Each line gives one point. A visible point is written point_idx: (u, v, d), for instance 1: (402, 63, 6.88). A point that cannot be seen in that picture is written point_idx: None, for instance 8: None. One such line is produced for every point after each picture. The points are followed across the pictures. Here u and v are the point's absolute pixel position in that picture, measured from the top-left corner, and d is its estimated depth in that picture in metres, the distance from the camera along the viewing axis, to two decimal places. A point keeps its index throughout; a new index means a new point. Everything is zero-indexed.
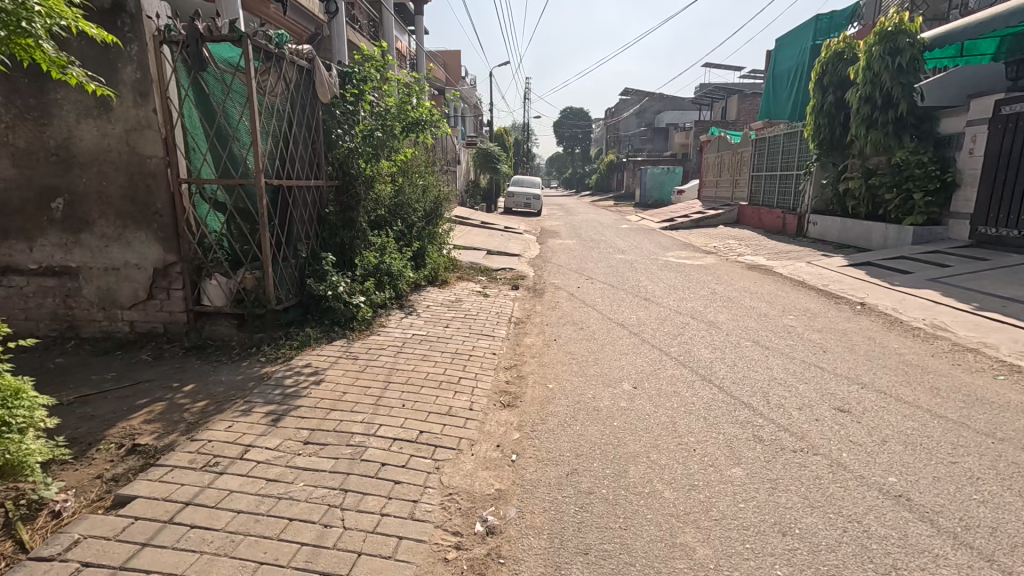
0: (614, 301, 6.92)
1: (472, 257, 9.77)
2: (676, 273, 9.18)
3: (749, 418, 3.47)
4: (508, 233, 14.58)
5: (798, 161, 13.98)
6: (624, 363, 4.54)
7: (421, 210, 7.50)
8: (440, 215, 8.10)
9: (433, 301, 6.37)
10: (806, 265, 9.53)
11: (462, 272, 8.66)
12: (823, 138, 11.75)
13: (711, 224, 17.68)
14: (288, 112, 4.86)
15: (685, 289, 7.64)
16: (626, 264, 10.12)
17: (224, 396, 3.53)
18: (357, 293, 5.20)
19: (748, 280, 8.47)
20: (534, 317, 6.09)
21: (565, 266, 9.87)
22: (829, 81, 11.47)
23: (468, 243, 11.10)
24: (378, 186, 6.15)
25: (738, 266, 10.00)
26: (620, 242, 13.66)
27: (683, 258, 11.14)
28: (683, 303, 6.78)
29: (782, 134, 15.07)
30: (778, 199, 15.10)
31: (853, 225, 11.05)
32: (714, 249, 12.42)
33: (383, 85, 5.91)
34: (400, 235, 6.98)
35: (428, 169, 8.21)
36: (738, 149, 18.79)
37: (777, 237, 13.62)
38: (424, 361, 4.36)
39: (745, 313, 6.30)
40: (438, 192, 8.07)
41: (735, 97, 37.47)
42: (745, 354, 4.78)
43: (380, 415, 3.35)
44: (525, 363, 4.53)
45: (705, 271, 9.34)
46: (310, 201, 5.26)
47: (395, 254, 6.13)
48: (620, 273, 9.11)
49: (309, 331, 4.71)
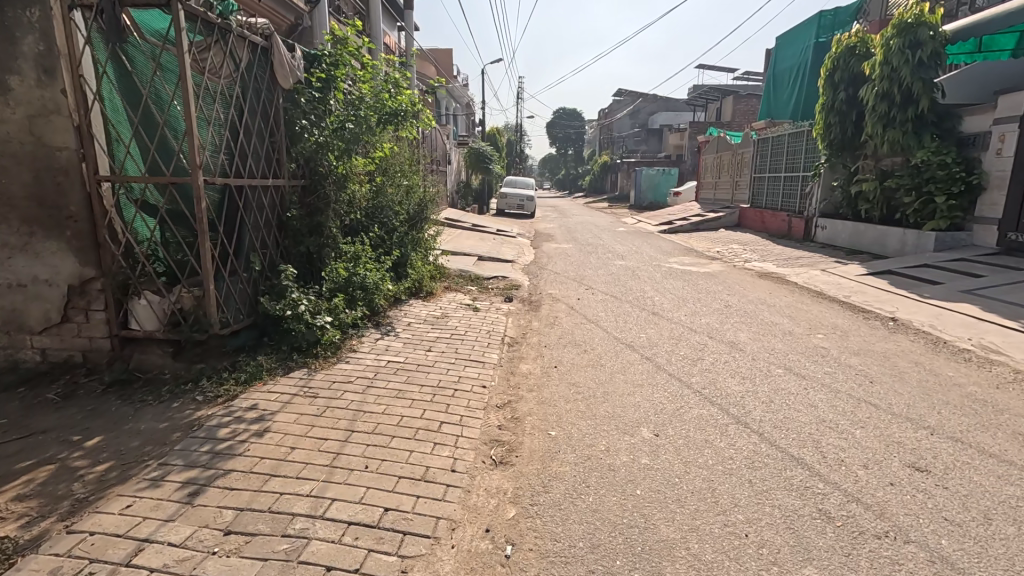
0: (619, 315, 6.20)
1: (462, 264, 9.01)
2: (682, 282, 8.47)
3: (806, 482, 2.74)
4: (501, 236, 13.83)
5: (804, 163, 13.36)
6: (639, 399, 3.80)
7: (403, 213, 6.71)
8: (425, 219, 7.32)
9: (414, 318, 5.60)
10: (822, 273, 8.87)
11: (450, 281, 7.90)
12: (834, 137, 11.10)
13: (711, 227, 17.02)
14: (237, 97, 4.05)
15: (697, 302, 6.93)
16: (627, 271, 9.41)
17: (134, 457, 2.73)
18: (323, 312, 4.42)
19: (763, 290, 7.78)
20: (531, 337, 5.34)
21: (563, 274, 9.13)
22: (840, 77, 10.83)
23: (457, 248, 10.34)
24: (352, 187, 5.37)
25: (748, 274, 9.32)
26: (619, 247, 12.94)
27: (688, 264, 10.45)
28: (697, 319, 6.06)
29: (787, 134, 14.44)
30: (782, 202, 14.49)
31: (866, 230, 10.42)
32: (719, 255, 11.73)
33: (357, 70, 5.12)
34: (378, 242, 6.21)
35: (411, 167, 7.44)
36: (739, 150, 18.17)
37: (783, 242, 12.98)
38: (398, 400, 3.59)
39: (768, 332, 5.59)
40: (423, 193, 7.30)
41: (730, 98, 37.03)
42: (780, 386, 4.06)
43: (334, 484, 2.57)
44: (520, 400, 3.78)
45: (714, 280, 8.63)
46: (268, 204, 4.46)
47: (371, 265, 5.36)
48: (622, 282, 8.39)
49: (261, 360, 3.92)
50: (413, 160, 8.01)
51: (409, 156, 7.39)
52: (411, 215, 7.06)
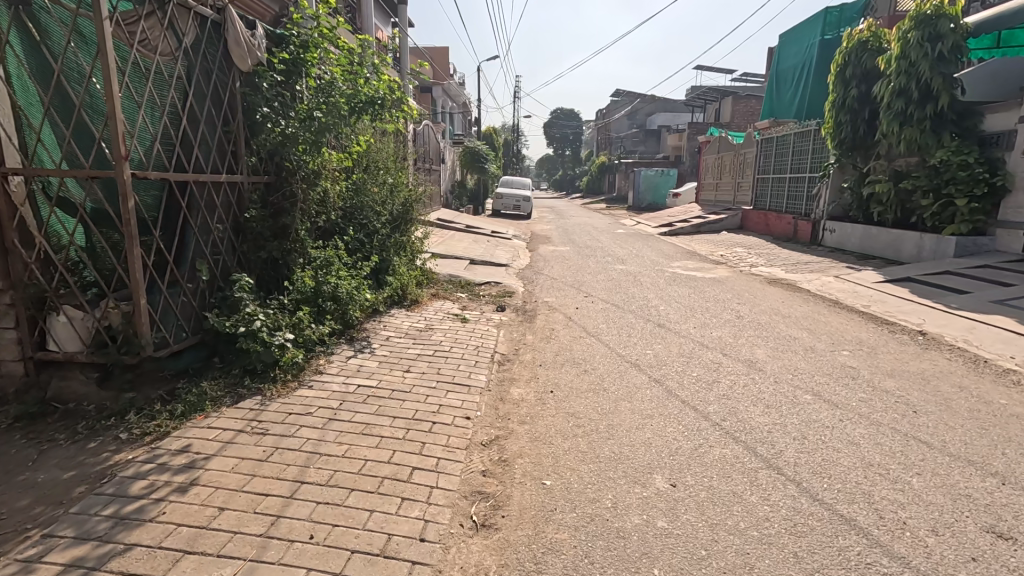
0: (621, 328, 5.63)
1: (453, 268, 8.45)
2: (687, 288, 7.94)
3: (865, 556, 2.18)
4: (496, 238, 13.30)
5: (811, 163, 12.85)
6: (649, 436, 3.23)
7: (384, 215, 6.12)
8: (411, 221, 6.74)
9: (394, 331, 5.03)
10: (836, 280, 8.34)
11: (439, 287, 7.33)
12: (844, 136, 10.60)
13: (713, 229, 16.49)
14: (182, 79, 3.45)
15: (706, 313, 6.37)
16: (628, 276, 8.87)
17: (13, 527, 2.15)
18: (283, 328, 3.84)
19: (774, 299, 7.25)
20: (525, 354, 4.76)
21: (560, 279, 8.57)
22: (851, 73, 10.32)
23: (448, 251, 9.78)
24: (324, 186, 4.80)
25: (756, 280, 8.80)
26: (618, 250, 12.38)
27: (692, 268, 9.94)
28: (707, 333, 5.50)
29: (793, 134, 13.93)
30: (787, 204, 13.99)
31: (879, 234, 9.91)
32: (723, 259, 11.20)
33: (329, 52, 4.54)
34: (356, 247, 5.62)
35: (397, 165, 6.87)
36: (742, 151, 17.67)
37: (789, 245, 12.46)
38: (364, 437, 3.01)
39: (786, 348, 5.03)
40: (409, 192, 6.72)
41: (729, 98, 36.59)
42: (811, 418, 3.50)
43: (265, 565, 2.00)
44: (510, 436, 3.20)
45: (721, 287, 8.07)
46: (221, 204, 3.87)
47: (345, 272, 4.79)
48: (623, 288, 7.86)
49: (204, 387, 3.34)
50: (400, 157, 7.45)
51: (395, 153, 6.81)
52: (395, 216, 6.47)
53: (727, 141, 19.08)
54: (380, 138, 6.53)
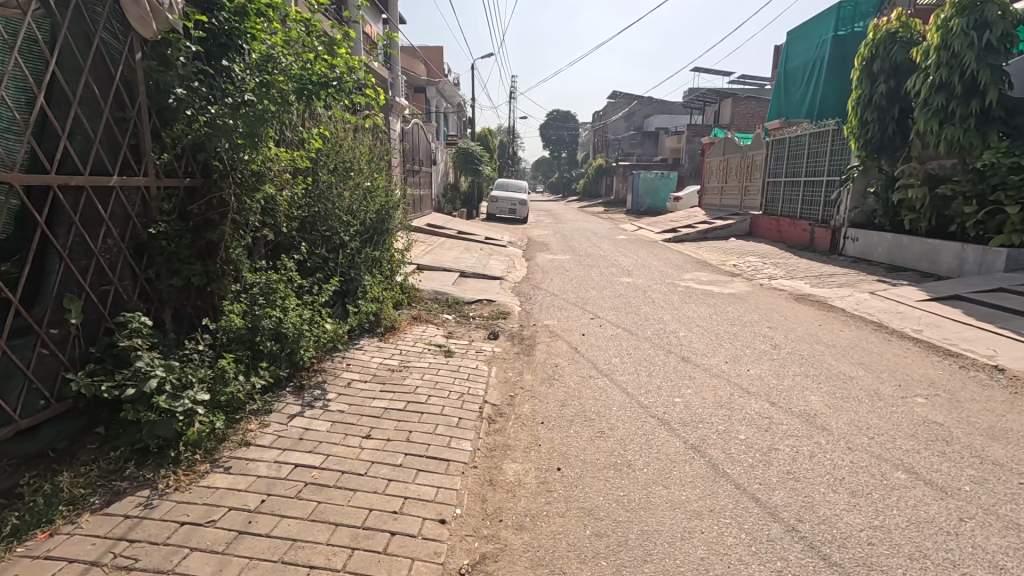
0: (639, 364, 4.64)
1: (439, 283, 7.46)
2: (706, 308, 6.97)
3: None
4: (488, 246, 12.28)
5: (829, 166, 11.94)
6: (703, 556, 2.23)
7: (352, 226, 5.10)
8: (387, 232, 5.73)
9: (359, 374, 4.02)
10: (871, 297, 7.41)
11: (422, 307, 6.34)
12: (871, 136, 9.70)
13: (719, 235, 15.57)
14: (38, 42, 2.44)
15: (736, 341, 5.40)
16: (637, 292, 7.89)
17: None
18: (195, 386, 2.84)
19: (809, 322, 6.29)
20: (523, 406, 3.77)
21: (561, 295, 7.60)
22: (880, 67, 9.42)
23: (435, 263, 8.77)
24: (269, 192, 3.80)
25: (780, 296, 7.85)
26: (623, 259, 11.45)
27: (705, 281, 8.98)
28: (743, 372, 4.53)
29: (807, 134, 13.03)
30: (802, 209, 13.10)
31: (911, 243, 9.03)
32: (738, 270, 10.26)
33: (272, 22, 3.52)
34: (317, 265, 4.61)
35: (374, 164, 5.86)
36: (749, 153, 16.79)
37: (807, 254, 11.56)
38: (281, 572, 2.01)
39: (845, 394, 4.06)
40: (387, 197, 5.71)
41: (729, 100, 35.74)
42: (920, 518, 2.51)
43: None
44: (501, 559, 2.21)
45: (744, 306, 7.11)
46: (113, 217, 2.86)
47: (294, 301, 3.80)
48: (633, 307, 6.88)
49: (63, 483, 2.32)
50: (379, 157, 6.45)
51: (373, 151, 5.80)
52: (369, 225, 5.47)
53: (733, 142, 18.17)
54: (351, 133, 5.53)
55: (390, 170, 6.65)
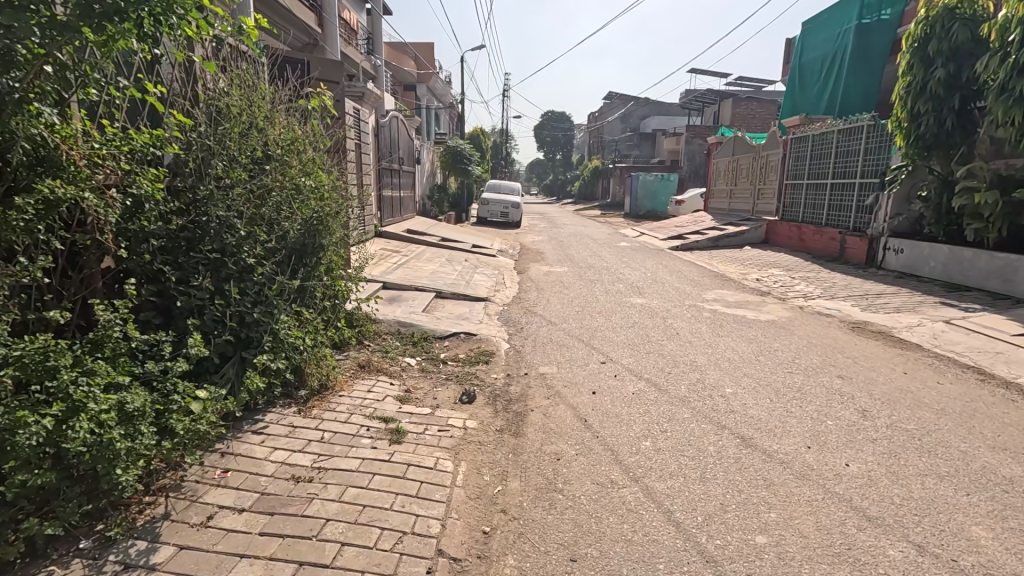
0: (682, 456, 3.09)
1: (407, 309, 5.91)
2: (745, 343, 5.46)
3: None
4: (475, 256, 10.73)
5: (863, 167, 10.53)
6: None
7: (256, 243, 3.50)
8: (319, 250, 4.15)
9: (230, 495, 2.43)
10: (947, 328, 5.93)
11: (378, 346, 4.80)
12: (925, 130, 8.26)
13: (732, 243, 14.14)
14: None
15: (807, 406, 3.86)
16: (654, 319, 6.37)
17: None
18: None
19: (887, 367, 4.77)
20: (504, 561, 2.21)
21: (559, 324, 6.05)
22: (936, 49, 7.99)
23: (407, 281, 7.23)
24: (68, 193, 2.23)
25: (829, 325, 6.37)
26: (628, 272, 9.96)
27: (732, 302, 7.50)
28: (840, 470, 2.98)
29: (835, 131, 11.58)
30: (828, 215, 11.67)
31: (977, 257, 7.63)
32: (767, 287, 8.81)
33: None
34: (193, 304, 3.04)
35: (310, 156, 4.30)
36: (763, 153, 15.35)
37: (839, 267, 10.15)
38: None
39: (1022, 523, 2.51)
40: (321, 203, 4.17)
41: (729, 100, 34.40)
42: None
43: None
44: None
45: (794, 341, 5.57)
46: None
47: (111, 380, 2.23)
48: (653, 344, 5.35)
49: None
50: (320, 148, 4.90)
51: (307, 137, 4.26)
52: (296, 239, 3.90)
53: (744, 142, 16.72)
54: (269, 112, 3.99)
55: (340, 165, 5.11)
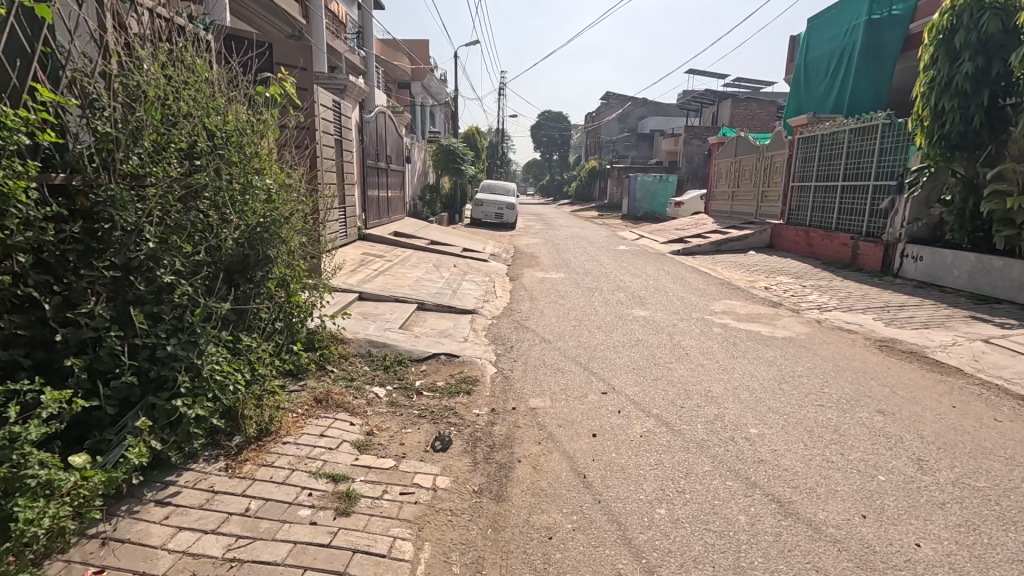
0: (707, 532, 2.43)
1: (383, 324, 5.25)
2: (763, 366, 4.81)
3: None
4: (466, 261, 10.07)
5: (877, 169, 9.93)
6: None
7: (178, 255, 2.85)
8: (263, 262, 3.48)
9: None
10: (988, 349, 5.29)
11: (343, 373, 4.14)
12: (949, 129, 7.67)
13: (735, 247, 13.52)
14: None
15: (851, 455, 3.20)
16: (658, 336, 5.71)
17: None
18: None
19: (933, 399, 4.12)
20: None
21: (554, 342, 5.38)
22: (964, 40, 7.38)
23: (387, 291, 6.56)
24: None
25: (854, 343, 5.73)
26: (629, 279, 9.33)
27: (743, 315, 6.86)
28: (911, 555, 2.32)
29: (847, 130, 10.96)
30: (838, 219, 11.07)
31: (1008, 267, 7.03)
32: (778, 297, 8.20)
33: None
34: (81, 337, 2.39)
35: (261, 150, 3.67)
36: (768, 154, 14.74)
37: (853, 275, 9.54)
38: None
39: None
40: (271, 207, 3.53)
41: (728, 101, 33.83)
42: None
43: None
44: None
45: (819, 364, 4.93)
46: None
47: None
48: (660, 368, 4.70)
49: None
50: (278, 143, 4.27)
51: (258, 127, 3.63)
52: (237, 248, 3.26)
53: (747, 142, 16.12)
54: (209, 98, 3.36)
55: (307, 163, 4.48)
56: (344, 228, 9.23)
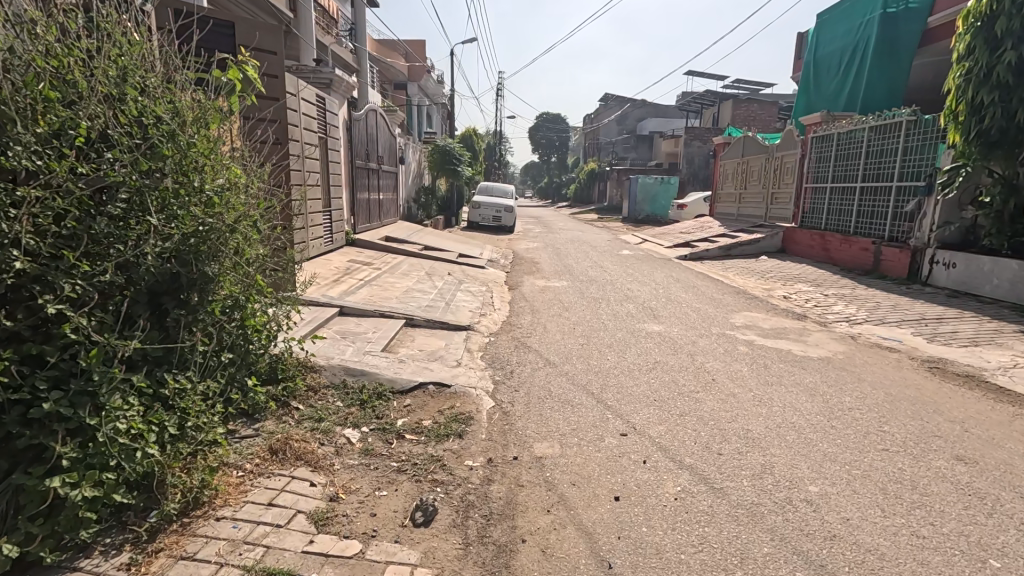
0: None
1: (363, 346, 4.56)
2: (804, 396, 4.14)
3: None
4: (461, 268, 9.38)
5: (901, 169, 9.28)
6: None
7: (70, 277, 2.15)
8: (201, 282, 2.79)
9: None
10: None
11: (310, 411, 3.44)
12: (989, 125, 7.02)
13: (745, 252, 12.86)
14: None
15: (945, 527, 2.51)
16: (678, 357, 5.03)
17: None
18: None
19: (1015, 439, 3.45)
20: None
21: (560, 366, 4.70)
22: (1006, 28, 6.73)
23: (372, 304, 5.87)
24: None
25: (898, 363, 5.07)
26: (636, 288, 8.65)
27: (768, 330, 6.19)
28: None
29: (866, 128, 10.31)
30: (858, 223, 10.43)
31: None
32: (801, 308, 7.53)
33: None
34: None
35: (205, 143, 2.99)
36: (778, 154, 14.10)
37: (877, 283, 8.89)
38: None
39: None
40: (213, 212, 2.85)
41: (730, 102, 33.26)
42: None
43: None
44: None
45: (869, 391, 4.25)
46: None
47: None
48: (684, 399, 4.01)
49: None
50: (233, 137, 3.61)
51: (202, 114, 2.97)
52: (166, 264, 2.57)
53: (755, 142, 15.50)
54: (133, 75, 2.68)
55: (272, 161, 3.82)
56: (329, 233, 8.55)
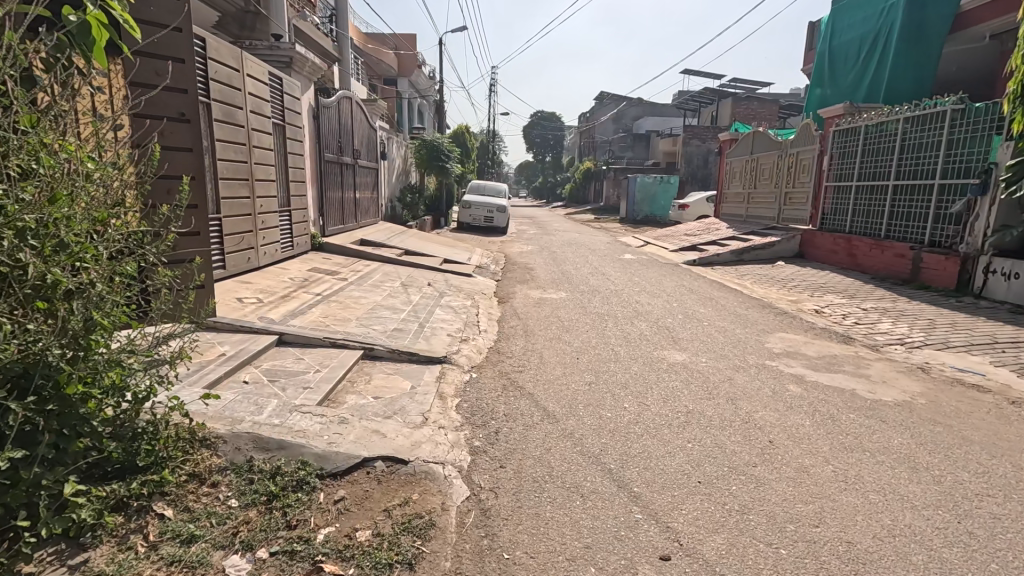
0: None
1: (296, 396, 3.35)
2: (905, 475, 2.94)
3: None
4: (443, 278, 8.16)
5: (944, 165, 8.17)
6: None
7: None
8: None
9: None
10: None
11: (180, 523, 2.22)
12: None
13: (759, 257, 11.74)
14: None
15: None
16: (713, 407, 3.82)
17: None
18: None
19: None
20: None
21: (562, 421, 3.49)
22: None
23: (322, 329, 4.65)
24: None
25: (1000, 410, 3.90)
26: (646, 301, 7.45)
27: (816, 360, 5.02)
28: None
29: (900, 119, 9.17)
30: (890, 226, 9.30)
31: None
32: (844, 328, 6.37)
33: None
34: None
35: None
36: (793, 151, 12.97)
37: (920, 294, 7.79)
38: None
39: None
40: None
41: (729, 101, 32.17)
42: None
43: None
44: None
45: (989, 463, 3.07)
46: None
47: None
48: (739, 486, 2.80)
49: None
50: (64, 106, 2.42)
51: None
52: None
53: (766, 138, 14.38)
54: None
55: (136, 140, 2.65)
56: (289, 237, 7.34)
